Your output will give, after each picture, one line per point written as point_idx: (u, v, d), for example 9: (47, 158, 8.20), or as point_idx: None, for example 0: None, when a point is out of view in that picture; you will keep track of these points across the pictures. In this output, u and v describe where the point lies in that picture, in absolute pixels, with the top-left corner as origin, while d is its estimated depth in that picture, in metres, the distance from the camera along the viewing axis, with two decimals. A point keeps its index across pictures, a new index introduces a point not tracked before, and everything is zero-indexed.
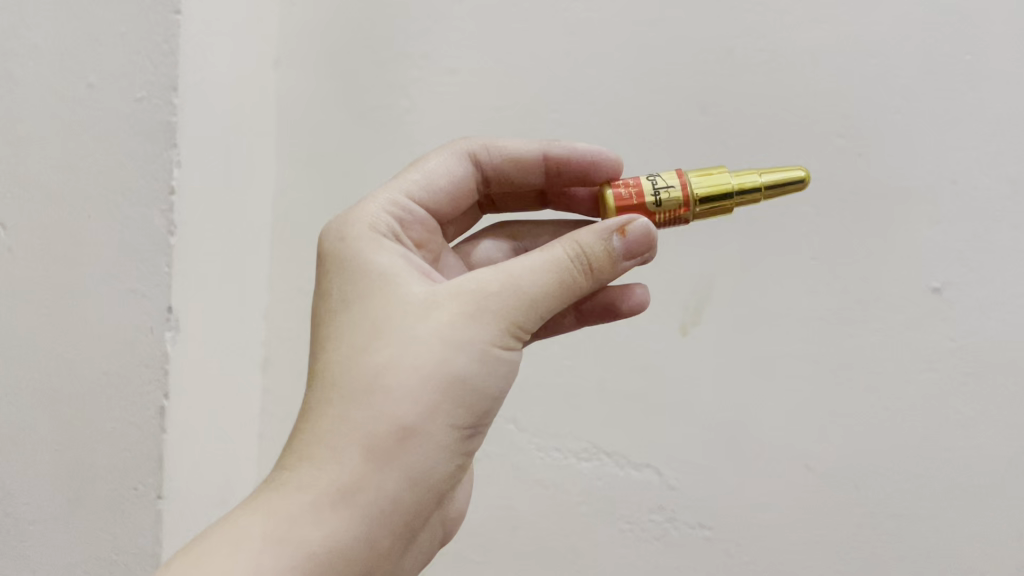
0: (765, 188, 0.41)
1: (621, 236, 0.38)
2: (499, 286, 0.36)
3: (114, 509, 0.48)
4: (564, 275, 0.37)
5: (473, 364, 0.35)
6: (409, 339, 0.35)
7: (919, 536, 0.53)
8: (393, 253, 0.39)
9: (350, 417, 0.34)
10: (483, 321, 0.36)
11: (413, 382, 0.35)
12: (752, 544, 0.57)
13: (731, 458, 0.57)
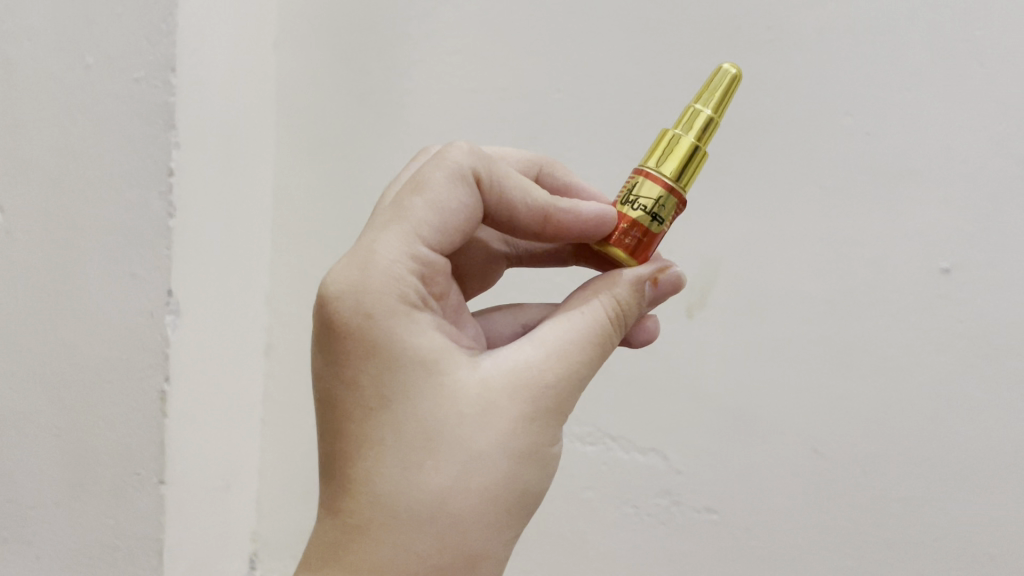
0: (710, 112, 0.37)
1: (654, 283, 0.37)
2: (560, 370, 0.34)
3: (118, 493, 0.51)
4: (610, 339, 0.35)
5: (544, 458, 0.34)
6: (485, 450, 0.32)
7: (923, 521, 0.52)
8: (424, 332, 0.33)
9: (440, 545, 0.31)
10: (550, 413, 0.33)
11: (498, 493, 0.32)
12: (759, 530, 0.55)
13: (737, 444, 0.55)
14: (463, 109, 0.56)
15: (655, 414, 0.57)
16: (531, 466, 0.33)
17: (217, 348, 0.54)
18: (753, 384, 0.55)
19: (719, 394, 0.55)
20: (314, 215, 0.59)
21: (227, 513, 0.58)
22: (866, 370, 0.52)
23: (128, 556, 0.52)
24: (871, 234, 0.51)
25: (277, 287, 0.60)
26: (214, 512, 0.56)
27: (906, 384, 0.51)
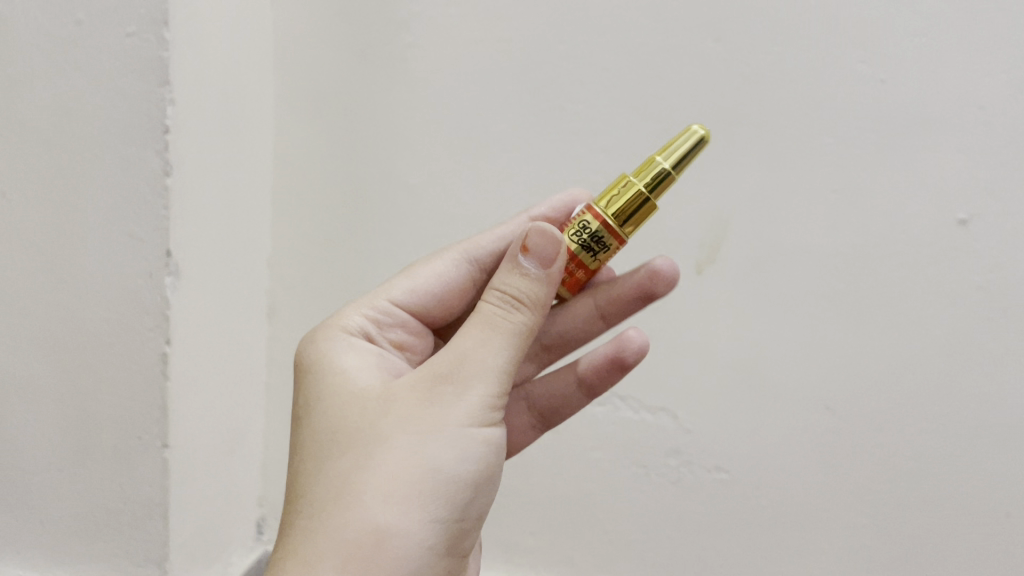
0: (667, 167, 0.38)
1: (528, 254, 0.36)
2: (451, 356, 0.35)
3: (122, 457, 0.51)
4: (499, 320, 0.35)
5: (448, 441, 0.33)
6: (377, 431, 0.34)
7: (936, 477, 0.52)
8: (347, 355, 0.39)
9: (335, 524, 0.32)
10: (444, 395, 0.34)
11: (392, 470, 0.32)
12: (770, 489, 0.54)
13: (748, 403, 0.54)
14: (465, 62, 0.53)
15: (665, 375, 0.55)
16: (429, 445, 0.33)
17: (220, 310, 0.53)
18: (765, 341, 0.53)
19: (731, 351, 0.54)
20: (316, 178, 0.56)
21: (233, 477, 0.57)
22: (880, 324, 0.51)
23: (133, 520, 0.51)
24: (884, 186, 0.50)
25: (279, 250, 0.58)
26: (218, 475, 0.56)
27: (920, 339, 0.50)
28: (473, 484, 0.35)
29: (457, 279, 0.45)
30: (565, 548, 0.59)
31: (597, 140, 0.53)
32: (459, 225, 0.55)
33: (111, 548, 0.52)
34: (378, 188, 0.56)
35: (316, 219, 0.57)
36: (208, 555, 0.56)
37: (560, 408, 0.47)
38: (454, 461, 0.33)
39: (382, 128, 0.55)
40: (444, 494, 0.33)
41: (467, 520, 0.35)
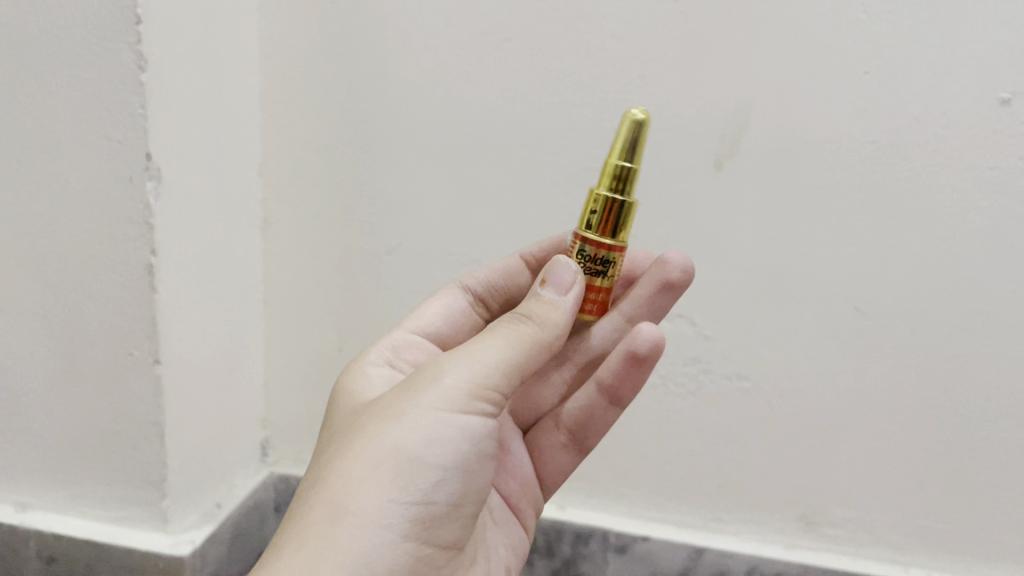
0: (625, 165, 0.37)
1: (543, 285, 0.37)
2: (445, 358, 0.34)
3: (113, 376, 0.48)
4: (498, 326, 0.35)
5: (429, 420, 0.32)
6: (360, 427, 0.33)
7: (975, 379, 0.48)
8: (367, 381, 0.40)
9: (303, 508, 0.31)
10: (430, 381, 0.33)
11: (363, 455, 0.31)
12: (794, 395, 0.52)
13: (771, 307, 0.50)
14: None
15: None
16: (406, 432, 0.31)
17: (208, 221, 0.50)
18: (791, 238, 0.49)
19: (754, 251, 0.50)
20: (306, 77, 0.52)
21: (234, 398, 0.55)
22: (913, 215, 0.47)
23: (128, 441, 0.49)
24: (922, 64, 0.44)
25: (270, 157, 0.54)
26: (218, 394, 0.53)
27: (958, 230, 0.46)
28: (453, 481, 0.33)
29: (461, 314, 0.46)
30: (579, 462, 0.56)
31: (603, 23, 0.48)
32: (458, 123, 0.51)
33: (107, 470, 0.50)
34: (372, 85, 0.52)
35: (309, 123, 0.53)
36: (210, 477, 0.54)
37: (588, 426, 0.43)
38: (430, 450, 0.32)
39: (369, 20, 0.50)
40: (418, 482, 0.31)
41: (446, 518, 0.33)
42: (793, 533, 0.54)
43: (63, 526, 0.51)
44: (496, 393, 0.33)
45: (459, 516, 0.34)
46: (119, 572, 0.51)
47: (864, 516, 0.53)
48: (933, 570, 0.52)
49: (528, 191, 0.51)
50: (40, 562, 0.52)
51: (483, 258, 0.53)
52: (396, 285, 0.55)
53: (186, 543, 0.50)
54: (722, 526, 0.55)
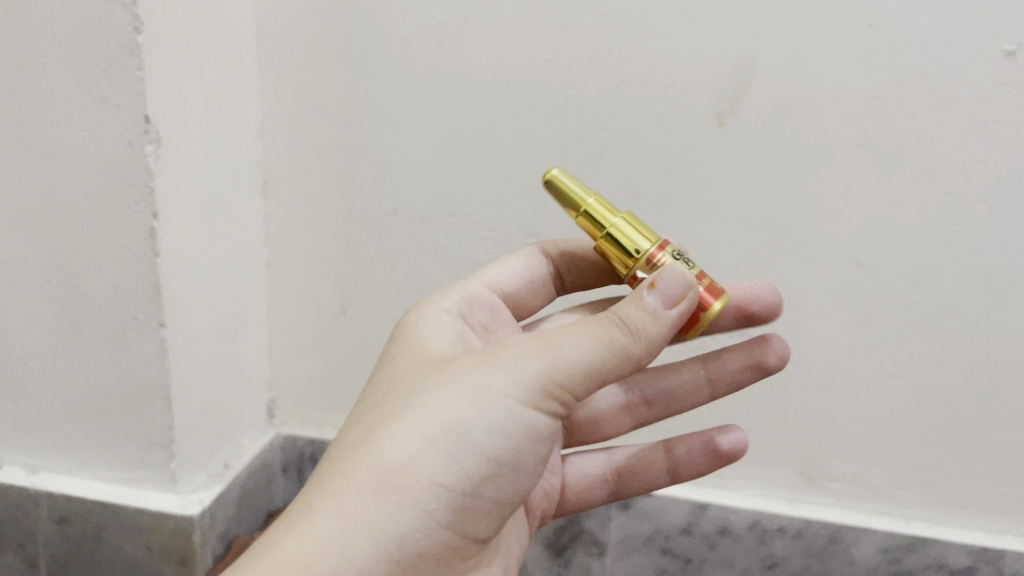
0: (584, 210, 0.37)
1: (651, 289, 0.34)
2: (526, 344, 0.34)
3: (117, 339, 0.49)
4: (596, 328, 0.33)
5: (488, 412, 0.32)
6: (425, 392, 0.34)
7: (977, 335, 0.49)
8: (437, 325, 0.40)
9: (354, 461, 0.33)
10: (502, 367, 0.33)
11: (423, 428, 0.32)
12: (797, 352, 0.52)
13: (774, 264, 0.50)
14: None
15: (685, 238, 0.51)
16: (470, 416, 0.32)
17: (209, 185, 0.50)
18: (794, 195, 0.49)
19: (756, 209, 0.50)
20: (303, 38, 0.52)
21: (239, 361, 0.56)
22: (917, 171, 0.47)
23: (136, 404, 0.50)
24: (928, 16, 0.44)
25: (270, 119, 0.54)
26: (223, 358, 0.54)
27: (962, 186, 0.46)
28: (503, 476, 0.34)
29: (539, 276, 0.46)
30: None
31: None
32: (457, 82, 0.51)
33: (116, 433, 0.51)
34: (370, 45, 0.51)
35: (307, 83, 0.53)
36: (218, 439, 0.54)
37: (642, 473, 0.47)
38: (486, 440, 0.33)
39: None
40: (469, 469, 0.33)
41: (487, 510, 0.34)
42: (795, 488, 0.54)
43: (73, 488, 0.52)
44: (571, 396, 0.33)
45: (500, 509, 0.35)
46: (129, 532, 0.51)
47: (866, 471, 0.53)
48: (934, 524, 0.53)
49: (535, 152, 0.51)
50: (51, 523, 0.52)
51: (485, 219, 0.53)
52: (398, 246, 0.55)
53: (196, 503, 0.51)
54: (725, 483, 0.55)
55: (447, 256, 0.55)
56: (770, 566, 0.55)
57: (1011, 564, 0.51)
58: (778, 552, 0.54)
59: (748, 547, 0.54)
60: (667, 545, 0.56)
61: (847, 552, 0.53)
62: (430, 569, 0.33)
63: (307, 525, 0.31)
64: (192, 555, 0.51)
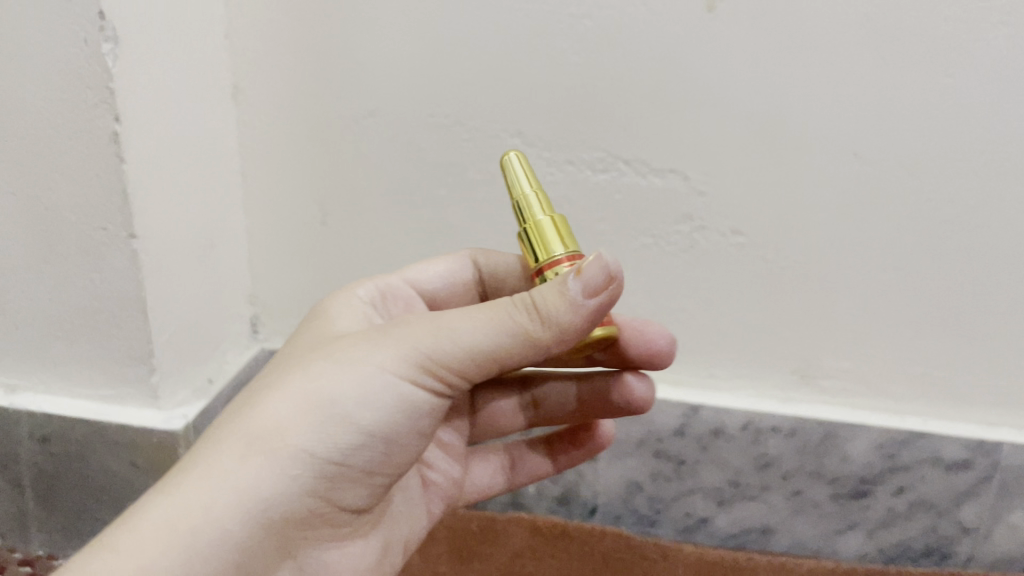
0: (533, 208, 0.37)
1: (575, 275, 0.31)
2: (415, 328, 0.33)
3: (88, 251, 0.47)
4: (503, 318, 0.32)
5: (365, 383, 0.32)
6: (316, 358, 0.34)
7: (976, 222, 0.47)
8: (348, 307, 0.40)
9: (233, 413, 0.33)
10: (387, 345, 0.33)
11: (300, 394, 0.32)
12: (791, 249, 0.50)
13: (769, 156, 0.48)
14: None
15: (674, 132, 0.49)
16: (346, 389, 0.32)
17: (176, 90, 0.48)
18: (788, 82, 0.46)
19: (748, 98, 0.47)
20: None
21: (217, 275, 0.54)
22: (916, 52, 0.44)
23: (112, 318, 0.48)
24: None
25: (236, 20, 0.51)
26: (201, 272, 0.52)
27: (964, 67, 0.44)
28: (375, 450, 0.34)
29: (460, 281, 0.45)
30: None
31: None
32: None
33: (94, 349, 0.49)
34: None
35: None
36: (199, 354, 0.53)
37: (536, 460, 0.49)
38: (361, 413, 0.32)
39: None
40: (340, 438, 0.32)
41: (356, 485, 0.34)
42: (788, 387, 0.54)
43: (55, 406, 0.51)
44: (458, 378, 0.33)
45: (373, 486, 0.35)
46: (113, 450, 0.50)
47: (861, 367, 0.52)
48: (929, 418, 0.52)
49: (498, 75, 0.49)
50: (33, 443, 0.51)
51: (465, 119, 0.51)
52: (374, 152, 0.53)
53: (179, 417, 0.50)
54: (717, 384, 0.55)
55: (427, 160, 0.52)
56: (764, 466, 0.54)
57: (1006, 454, 0.51)
58: (772, 451, 0.54)
59: (742, 448, 0.54)
60: (660, 448, 0.55)
61: (841, 450, 0.53)
62: (292, 536, 0.33)
63: (178, 486, 0.31)
64: None
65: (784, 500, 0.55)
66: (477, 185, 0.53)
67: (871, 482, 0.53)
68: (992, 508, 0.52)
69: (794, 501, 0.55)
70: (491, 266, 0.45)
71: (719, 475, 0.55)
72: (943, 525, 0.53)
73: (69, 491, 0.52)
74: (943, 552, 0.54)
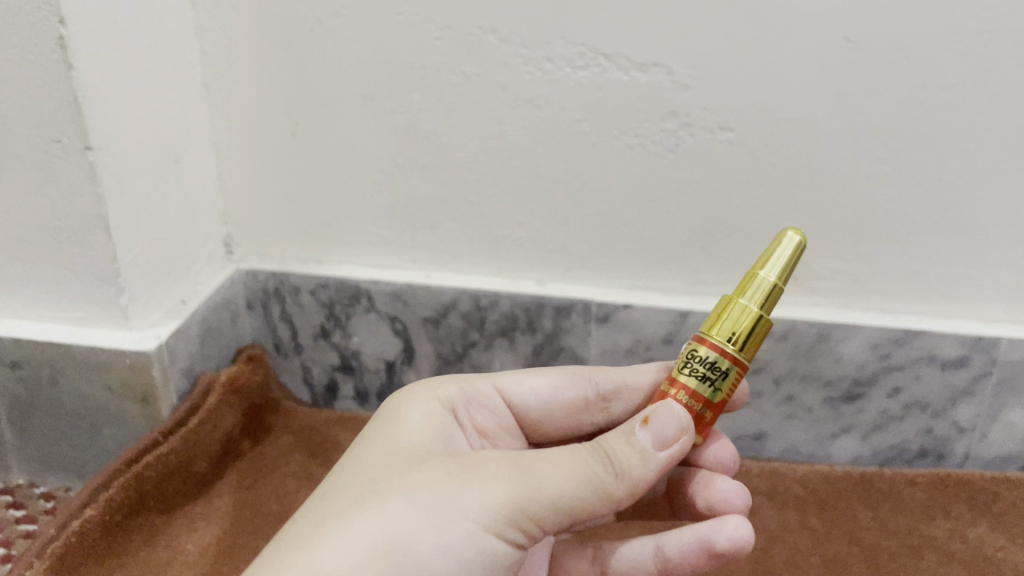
0: (758, 306, 0.36)
1: (646, 425, 0.34)
2: (507, 470, 0.33)
3: (41, 164, 0.45)
4: (582, 467, 0.33)
5: (448, 527, 0.31)
6: (388, 497, 0.32)
7: (974, 108, 0.45)
8: (431, 413, 0.40)
9: (299, 553, 0.31)
10: (477, 484, 0.32)
11: (379, 528, 0.31)
12: (781, 144, 0.48)
13: (758, 44, 0.45)
14: None
15: (657, 23, 0.46)
16: (425, 531, 0.31)
17: None
18: None
19: None
20: None
21: (184, 192, 0.52)
22: None
23: (73, 236, 0.46)
24: None
25: None
26: (165, 188, 0.50)
27: None
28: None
29: (568, 400, 0.44)
30: (557, 235, 0.53)
31: None
32: None
33: (57, 269, 0.48)
34: None
35: None
36: (170, 274, 0.51)
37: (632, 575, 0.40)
38: (443, 562, 0.31)
39: None
40: None
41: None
42: None
43: (21, 330, 0.49)
44: (538, 529, 0.32)
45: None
46: (85, 373, 0.49)
47: (855, 267, 0.50)
48: (924, 315, 0.51)
49: None
50: (3, 368, 0.50)
51: (435, 16, 0.48)
52: (342, 56, 0.50)
53: (152, 338, 0.49)
54: (707, 291, 0.53)
55: (397, 63, 0.49)
56: (754, 371, 0.53)
57: (1005, 350, 0.49)
58: (763, 357, 0.52)
59: None
60: (650, 357, 0.54)
61: (833, 351, 0.51)
62: None
63: None
64: (155, 391, 0.49)
65: (777, 406, 0.54)
66: (451, 88, 0.50)
67: (865, 384, 0.52)
68: (989, 406, 0.51)
69: (786, 406, 0.54)
70: (605, 379, 0.44)
71: None
72: (939, 425, 0.52)
73: (43, 418, 0.51)
74: (939, 452, 0.53)
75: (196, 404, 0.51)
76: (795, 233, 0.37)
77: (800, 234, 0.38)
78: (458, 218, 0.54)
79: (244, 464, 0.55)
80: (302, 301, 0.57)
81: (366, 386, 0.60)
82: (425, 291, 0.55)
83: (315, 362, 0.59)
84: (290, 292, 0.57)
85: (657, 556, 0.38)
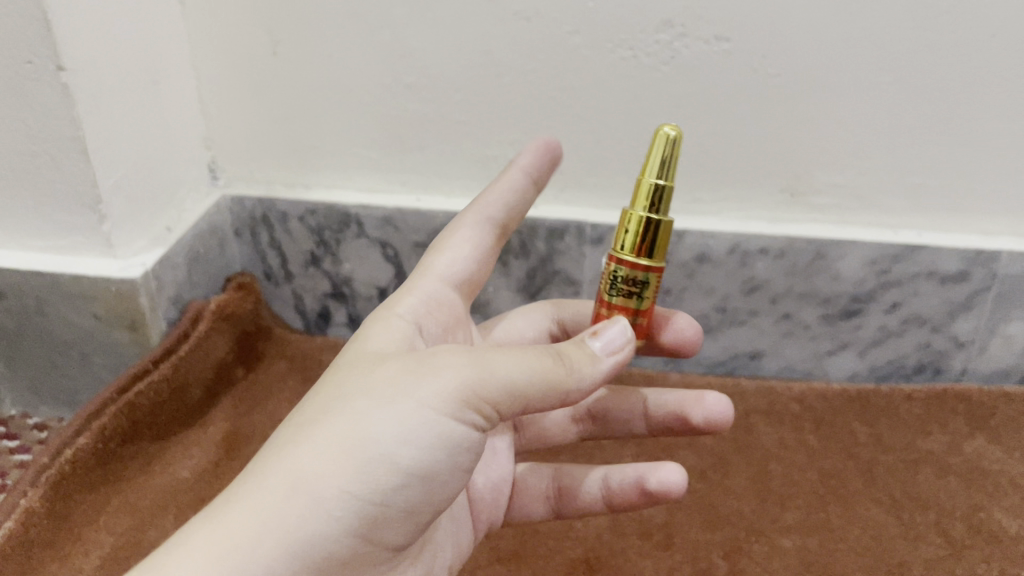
0: (644, 217, 0.34)
1: (592, 336, 0.33)
2: (460, 355, 0.30)
3: (12, 87, 0.43)
4: (535, 354, 0.31)
5: (403, 421, 0.29)
6: (343, 399, 0.30)
7: (982, 13, 0.43)
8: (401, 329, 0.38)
9: (263, 463, 0.29)
10: (429, 373, 0.30)
11: (337, 430, 0.29)
12: (781, 54, 0.46)
13: None
14: None
15: None
16: (383, 426, 0.29)
17: None
18: None
19: None
20: None
21: (164, 115, 0.50)
22: None
23: (51, 162, 0.45)
24: None
25: None
26: (144, 111, 0.48)
27: None
28: (413, 489, 0.30)
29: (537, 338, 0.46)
30: None
31: None
32: None
33: (37, 195, 0.46)
34: None
35: None
36: (153, 200, 0.50)
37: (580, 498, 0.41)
38: (404, 455, 0.29)
39: None
40: (374, 487, 0.29)
41: (394, 519, 0.30)
42: (778, 207, 0.51)
43: (4, 259, 0.48)
44: (494, 413, 0.30)
45: (412, 521, 0.31)
46: (72, 302, 0.48)
47: (854, 181, 0.49)
48: (925, 231, 0.50)
49: None
50: None
51: None
52: None
53: (138, 265, 0.48)
54: (703, 210, 0.51)
55: None
56: (751, 290, 0.52)
57: (1004, 264, 0.49)
58: (760, 274, 0.51)
59: (728, 272, 0.52)
60: None
61: (831, 268, 0.50)
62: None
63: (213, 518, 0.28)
64: (142, 318, 0.48)
65: (774, 324, 0.53)
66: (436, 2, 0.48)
67: (864, 300, 0.51)
68: (988, 321, 0.51)
69: (783, 324, 0.53)
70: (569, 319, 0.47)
71: (706, 303, 0.53)
72: (937, 340, 0.52)
73: (32, 347, 0.50)
74: (936, 368, 0.53)
75: (186, 332, 0.51)
76: (666, 130, 0.34)
77: (674, 129, 0.34)
78: (446, 138, 0.52)
79: (238, 391, 0.55)
80: (290, 227, 0.56)
81: (359, 313, 0.59)
82: (416, 215, 0.54)
83: (306, 290, 0.59)
84: (278, 219, 0.56)
85: (607, 496, 0.40)
